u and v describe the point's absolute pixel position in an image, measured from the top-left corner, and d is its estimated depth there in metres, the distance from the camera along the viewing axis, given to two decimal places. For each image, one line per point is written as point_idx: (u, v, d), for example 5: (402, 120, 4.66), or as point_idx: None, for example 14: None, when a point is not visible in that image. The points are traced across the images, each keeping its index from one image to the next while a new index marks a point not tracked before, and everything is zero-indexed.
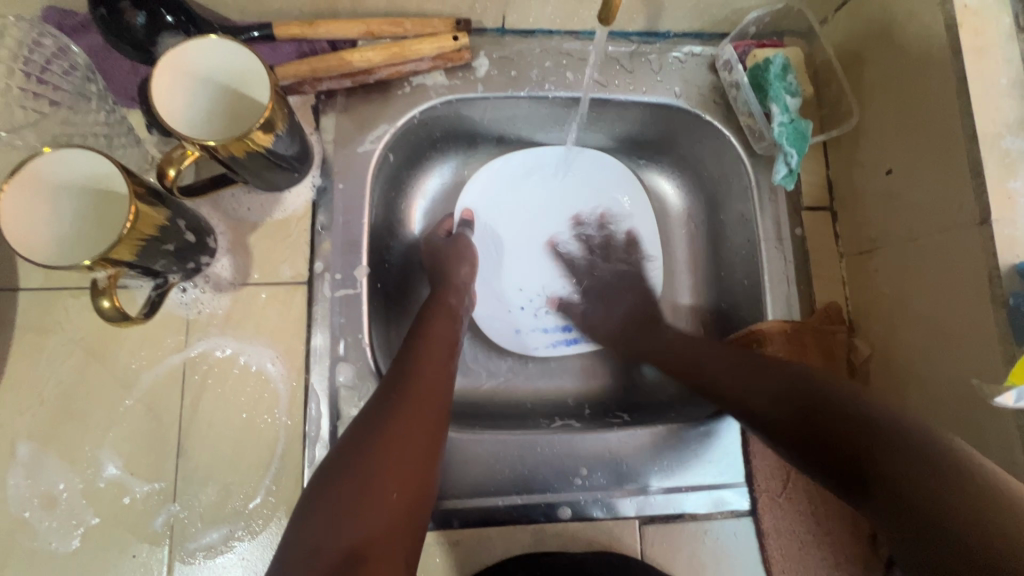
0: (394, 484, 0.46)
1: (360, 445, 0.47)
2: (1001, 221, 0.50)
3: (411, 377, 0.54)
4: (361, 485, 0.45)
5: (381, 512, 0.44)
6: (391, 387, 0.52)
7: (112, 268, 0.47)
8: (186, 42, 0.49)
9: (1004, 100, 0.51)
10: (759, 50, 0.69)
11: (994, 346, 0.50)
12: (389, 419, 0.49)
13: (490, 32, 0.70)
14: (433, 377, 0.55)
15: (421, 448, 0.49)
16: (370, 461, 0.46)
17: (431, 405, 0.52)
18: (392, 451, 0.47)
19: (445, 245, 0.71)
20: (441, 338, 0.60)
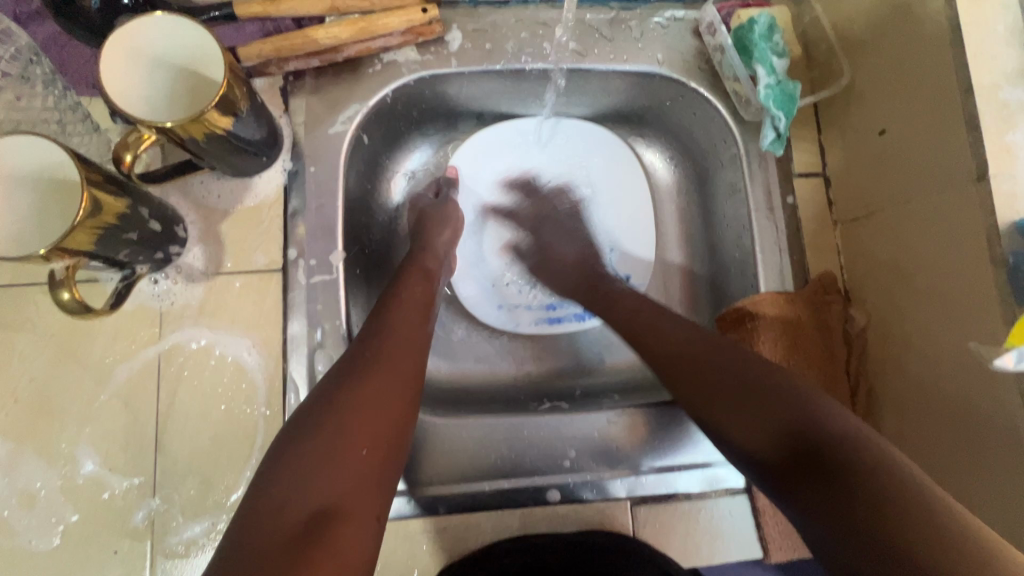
0: (361, 445, 0.44)
1: (326, 403, 0.46)
2: (999, 176, 0.48)
3: (380, 340, 0.52)
4: (329, 445, 0.43)
5: (350, 473, 0.43)
6: (361, 351, 0.51)
7: (70, 258, 0.46)
8: (132, 22, 0.48)
9: (1002, 50, 0.49)
10: (745, 11, 0.65)
11: (993, 306, 0.47)
12: (354, 380, 0.48)
13: (462, 4, 0.67)
14: (404, 337, 0.53)
15: (392, 413, 0.47)
16: (337, 418, 0.45)
17: (403, 368, 0.50)
18: (358, 410, 0.45)
19: (432, 207, 0.70)
20: (418, 302, 0.58)
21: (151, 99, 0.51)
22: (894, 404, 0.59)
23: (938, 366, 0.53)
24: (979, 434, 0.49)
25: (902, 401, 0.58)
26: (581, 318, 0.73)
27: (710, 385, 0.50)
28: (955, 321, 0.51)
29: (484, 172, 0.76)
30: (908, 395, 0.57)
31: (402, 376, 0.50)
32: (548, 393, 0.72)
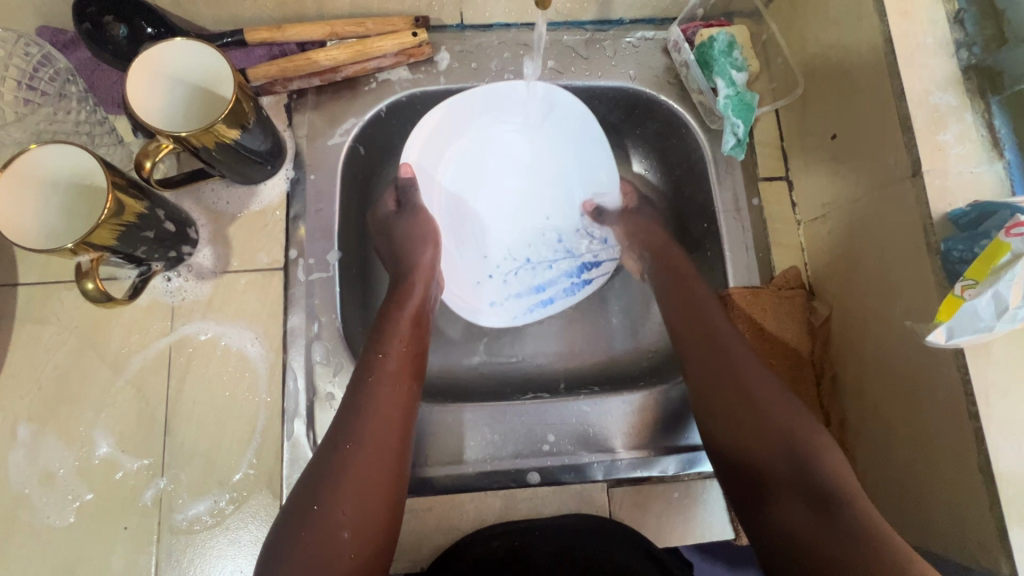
0: (349, 536, 0.48)
1: (312, 494, 0.49)
2: (932, 172, 0.52)
3: (362, 415, 0.53)
4: (319, 539, 0.47)
5: (341, 560, 0.47)
6: (343, 430, 0.53)
7: (95, 253, 0.51)
8: (156, 46, 0.54)
9: (931, 59, 0.54)
10: (707, 30, 0.71)
11: (932, 291, 0.52)
12: (338, 465, 0.51)
13: (451, 28, 0.73)
14: (384, 406, 0.55)
15: (377, 489, 0.51)
16: (324, 513, 0.48)
17: (395, 402, 0.55)
18: (341, 502, 0.49)
19: (398, 222, 0.70)
20: (398, 361, 0.58)
21: (169, 113, 0.58)
22: (854, 389, 0.62)
23: (889, 355, 0.57)
24: (926, 413, 0.53)
25: (862, 386, 0.61)
26: (570, 293, 0.77)
27: (739, 424, 0.55)
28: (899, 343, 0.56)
29: (449, 168, 0.78)
30: (866, 382, 0.61)
31: (379, 452, 0.52)
32: (533, 384, 0.74)
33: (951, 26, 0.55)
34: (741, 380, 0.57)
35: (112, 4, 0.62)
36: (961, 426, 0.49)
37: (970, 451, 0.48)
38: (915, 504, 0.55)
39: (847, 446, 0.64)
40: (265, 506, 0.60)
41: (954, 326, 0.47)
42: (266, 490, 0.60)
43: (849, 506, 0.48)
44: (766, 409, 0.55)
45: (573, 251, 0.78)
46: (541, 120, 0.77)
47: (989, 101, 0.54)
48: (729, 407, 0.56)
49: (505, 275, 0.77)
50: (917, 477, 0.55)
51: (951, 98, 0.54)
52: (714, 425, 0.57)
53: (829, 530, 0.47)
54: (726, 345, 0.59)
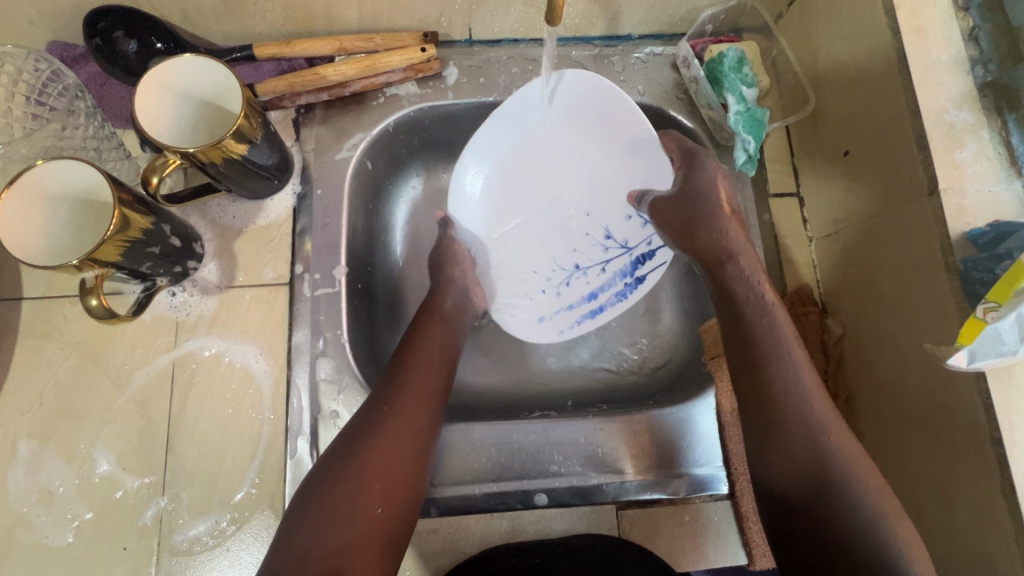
0: (376, 502, 0.49)
1: (344, 456, 0.51)
2: (949, 190, 0.51)
3: (400, 390, 0.55)
4: (346, 501, 0.48)
5: (362, 526, 0.48)
6: (381, 402, 0.54)
7: (100, 269, 0.51)
8: (166, 62, 0.54)
9: (946, 77, 0.54)
10: (716, 46, 0.71)
11: (950, 311, 0.50)
12: (372, 431, 0.52)
13: (459, 42, 0.74)
14: (421, 386, 0.56)
15: (404, 462, 0.52)
16: (352, 475, 0.49)
17: (419, 418, 0.54)
18: (370, 469, 0.50)
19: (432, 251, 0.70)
20: (432, 351, 0.60)
21: (178, 127, 0.58)
22: (870, 410, 0.61)
23: (906, 375, 0.56)
24: (947, 436, 0.51)
25: (878, 407, 0.60)
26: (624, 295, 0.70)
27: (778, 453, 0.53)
28: (918, 364, 0.54)
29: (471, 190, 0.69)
30: (882, 404, 0.59)
31: (413, 427, 0.54)
32: (539, 402, 0.72)
33: (965, 43, 0.55)
34: (799, 410, 0.53)
35: (123, 20, 0.61)
36: (983, 451, 0.48)
37: (993, 478, 0.47)
38: (935, 532, 0.54)
39: None
40: (267, 527, 0.59)
41: (976, 351, 0.45)
42: (268, 510, 0.59)
43: (892, 530, 0.47)
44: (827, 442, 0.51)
45: (627, 245, 0.70)
46: (573, 116, 0.67)
47: (1005, 119, 0.54)
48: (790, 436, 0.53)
49: (552, 279, 0.70)
50: (935, 504, 0.53)
51: (966, 115, 0.53)
52: (766, 461, 0.54)
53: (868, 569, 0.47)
54: (789, 373, 0.55)
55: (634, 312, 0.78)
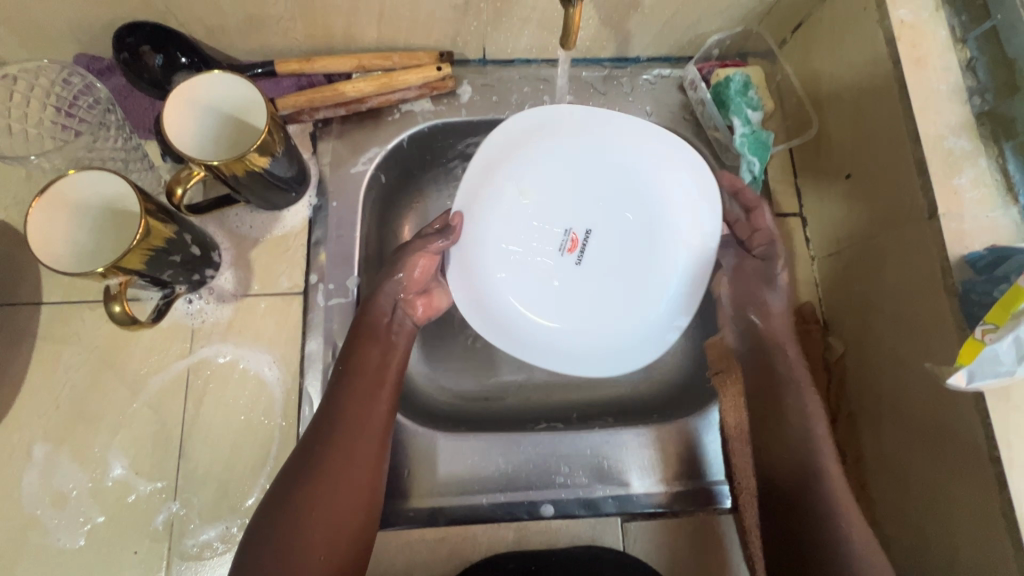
0: (317, 548, 0.49)
1: (284, 498, 0.50)
2: (948, 215, 0.53)
3: (339, 429, 0.55)
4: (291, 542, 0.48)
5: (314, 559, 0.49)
6: (323, 441, 0.54)
7: (123, 276, 0.52)
8: (196, 78, 0.56)
9: (945, 106, 0.56)
10: (723, 70, 0.73)
11: (949, 332, 0.52)
12: (309, 474, 0.52)
13: (473, 62, 0.75)
14: (361, 424, 0.55)
15: (353, 498, 0.52)
16: (291, 518, 0.49)
17: (360, 441, 0.55)
18: (313, 510, 0.50)
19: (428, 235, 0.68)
20: (378, 379, 0.59)
21: (202, 138, 0.59)
22: (871, 426, 0.62)
23: (904, 393, 0.57)
24: (945, 453, 0.53)
25: (878, 423, 0.61)
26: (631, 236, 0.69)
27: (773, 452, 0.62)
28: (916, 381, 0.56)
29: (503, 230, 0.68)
30: (884, 421, 0.60)
31: (353, 465, 0.53)
32: (546, 413, 0.74)
33: (963, 73, 0.57)
34: (790, 443, 0.61)
35: (150, 35, 0.63)
36: (982, 467, 0.49)
37: (992, 496, 0.48)
38: (937, 548, 0.55)
39: (865, 486, 0.63)
40: None
41: (975, 371, 0.47)
42: None
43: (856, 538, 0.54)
44: (815, 478, 0.58)
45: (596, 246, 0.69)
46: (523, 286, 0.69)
47: (1002, 147, 0.56)
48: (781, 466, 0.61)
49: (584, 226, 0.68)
50: (935, 520, 0.55)
51: (964, 143, 0.55)
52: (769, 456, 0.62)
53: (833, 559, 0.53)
54: (790, 411, 0.63)
55: None
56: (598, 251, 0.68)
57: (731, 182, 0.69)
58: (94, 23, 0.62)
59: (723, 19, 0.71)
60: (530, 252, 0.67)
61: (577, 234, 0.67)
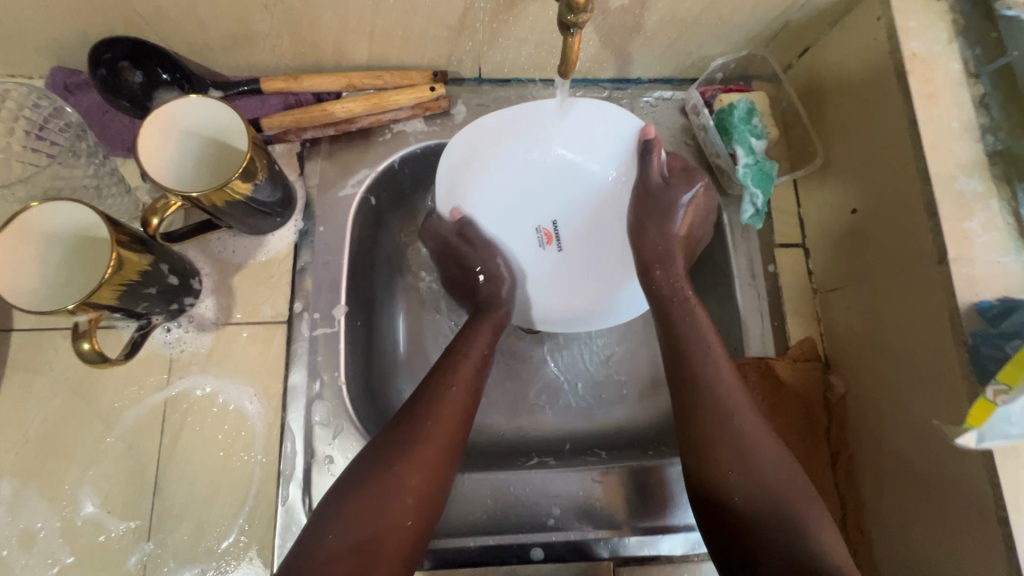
0: (408, 514, 0.50)
1: (375, 462, 0.52)
2: (958, 260, 0.51)
3: (438, 405, 0.56)
4: (374, 512, 0.49)
5: (393, 523, 0.49)
6: (421, 415, 0.55)
7: (93, 313, 0.49)
8: (170, 103, 0.53)
9: (956, 144, 0.54)
10: (726, 96, 0.70)
11: (959, 384, 0.50)
12: (405, 444, 0.53)
13: (468, 81, 0.73)
14: (458, 400, 0.57)
15: (434, 473, 0.52)
16: (393, 482, 0.50)
17: (449, 418, 0.55)
18: (410, 479, 0.51)
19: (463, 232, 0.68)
20: (476, 360, 0.61)
21: (180, 163, 0.57)
22: (872, 472, 0.60)
23: (908, 440, 0.55)
24: (950, 507, 0.51)
25: (879, 469, 0.59)
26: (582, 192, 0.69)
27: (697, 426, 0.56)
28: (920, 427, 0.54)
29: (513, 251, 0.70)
30: (885, 467, 0.58)
31: (442, 437, 0.54)
32: (538, 445, 0.72)
33: (976, 110, 0.55)
34: (724, 428, 0.55)
35: (130, 51, 0.60)
36: (990, 526, 0.47)
37: (999, 558, 0.46)
38: None
39: (865, 533, 0.61)
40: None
41: (985, 432, 0.45)
42: (257, 558, 0.58)
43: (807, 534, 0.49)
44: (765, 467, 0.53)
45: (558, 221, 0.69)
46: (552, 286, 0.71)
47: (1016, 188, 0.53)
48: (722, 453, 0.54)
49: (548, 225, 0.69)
50: None
51: (976, 184, 0.53)
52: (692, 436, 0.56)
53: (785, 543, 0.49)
54: (709, 395, 0.57)
55: (638, 358, 0.77)
56: (577, 239, 0.70)
57: (642, 134, 0.66)
58: (70, 38, 0.59)
59: (728, 43, 0.68)
60: (527, 255, 0.70)
61: (547, 227, 0.69)
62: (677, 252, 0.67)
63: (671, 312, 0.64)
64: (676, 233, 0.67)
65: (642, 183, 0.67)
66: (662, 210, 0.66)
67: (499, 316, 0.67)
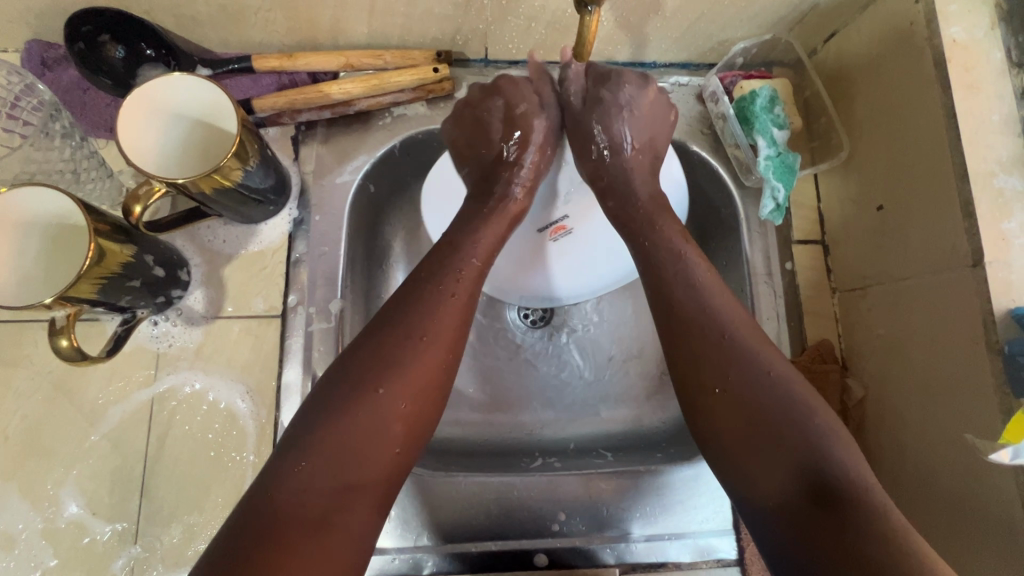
0: (396, 442, 0.45)
1: (355, 383, 0.45)
2: (995, 263, 0.48)
3: (431, 321, 0.49)
4: (355, 443, 0.43)
5: (378, 470, 0.44)
6: (411, 332, 0.48)
7: (72, 307, 0.46)
8: (152, 83, 0.50)
9: (997, 139, 0.50)
10: (747, 82, 0.66)
11: (991, 396, 0.48)
12: (393, 367, 0.46)
13: (473, 63, 0.68)
14: (454, 313, 0.50)
15: (413, 404, 0.46)
16: (378, 407, 0.44)
17: (435, 352, 0.48)
18: (399, 406, 0.45)
19: (478, 133, 0.62)
20: (477, 261, 0.54)
21: (165, 145, 0.53)
22: (891, 478, 0.58)
23: (933, 451, 0.53)
24: (977, 520, 0.49)
25: (898, 478, 0.57)
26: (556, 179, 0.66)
27: (710, 370, 0.49)
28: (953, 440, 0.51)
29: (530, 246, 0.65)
30: (905, 478, 0.56)
31: (433, 358, 0.48)
32: (542, 445, 0.69)
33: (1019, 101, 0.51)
34: (737, 368, 0.48)
35: (109, 23, 0.56)
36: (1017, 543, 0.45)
37: None
38: None
39: None
40: None
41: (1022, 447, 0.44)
42: None
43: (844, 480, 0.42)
44: (788, 397, 0.46)
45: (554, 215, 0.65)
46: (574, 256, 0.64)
47: None
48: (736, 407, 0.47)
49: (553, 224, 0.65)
50: None
51: (1017, 182, 0.49)
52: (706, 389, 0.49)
53: (821, 513, 0.41)
54: (712, 325, 0.50)
55: (647, 356, 0.73)
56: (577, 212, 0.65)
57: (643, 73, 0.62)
58: (45, 8, 0.55)
59: (751, 25, 0.64)
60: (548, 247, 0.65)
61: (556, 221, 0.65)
62: (633, 171, 0.60)
63: (638, 230, 0.57)
64: (628, 146, 0.61)
65: (569, 117, 0.62)
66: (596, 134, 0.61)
67: (519, 207, 0.59)
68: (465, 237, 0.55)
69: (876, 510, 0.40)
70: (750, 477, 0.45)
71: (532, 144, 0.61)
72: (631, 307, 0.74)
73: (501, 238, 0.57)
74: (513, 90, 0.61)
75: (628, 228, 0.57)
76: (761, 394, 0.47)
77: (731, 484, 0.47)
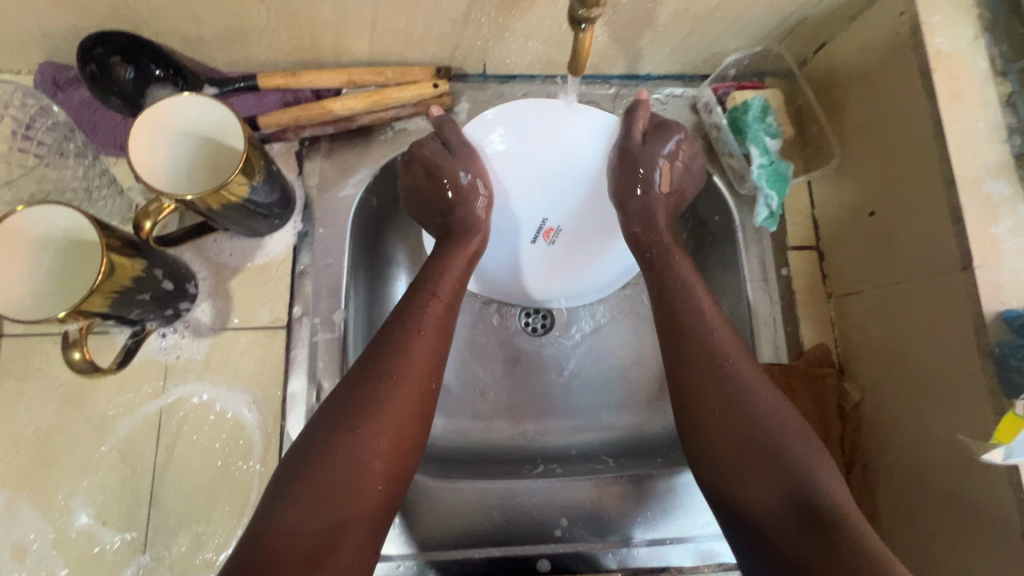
0: (378, 479, 0.46)
1: (341, 422, 0.47)
2: (984, 267, 0.49)
3: (407, 357, 0.51)
4: (340, 481, 0.44)
5: (363, 507, 0.45)
6: (386, 368, 0.50)
7: (84, 320, 0.48)
8: (162, 103, 0.52)
9: (982, 146, 0.52)
10: (740, 92, 0.68)
11: (984, 397, 0.48)
12: (373, 405, 0.48)
13: (472, 78, 0.70)
14: (426, 347, 0.52)
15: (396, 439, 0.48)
16: (357, 445, 0.46)
17: (413, 393, 0.50)
18: (379, 442, 0.46)
19: (423, 181, 0.63)
20: (447, 299, 0.56)
21: (175, 164, 0.55)
22: (889, 481, 0.58)
23: (929, 455, 0.54)
24: (976, 520, 0.49)
25: (897, 481, 0.57)
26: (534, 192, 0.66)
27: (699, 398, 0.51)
28: (946, 443, 0.52)
29: (524, 254, 0.68)
30: (904, 480, 0.56)
31: (410, 392, 0.49)
32: (543, 452, 0.70)
33: (1004, 109, 0.53)
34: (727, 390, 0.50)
35: (120, 45, 0.58)
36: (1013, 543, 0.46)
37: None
38: None
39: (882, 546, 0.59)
40: None
41: (1013, 447, 0.45)
42: None
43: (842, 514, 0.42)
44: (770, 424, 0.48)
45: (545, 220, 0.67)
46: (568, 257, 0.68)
47: None
48: (729, 435, 0.48)
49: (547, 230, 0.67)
50: None
51: (1003, 187, 0.51)
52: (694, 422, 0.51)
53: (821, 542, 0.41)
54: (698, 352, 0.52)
55: (647, 362, 0.74)
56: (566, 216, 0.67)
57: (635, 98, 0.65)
58: (58, 32, 0.57)
59: (742, 38, 0.66)
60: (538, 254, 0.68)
61: (550, 225, 0.67)
62: (659, 211, 0.63)
63: (656, 258, 0.60)
64: (657, 190, 0.64)
65: (624, 152, 0.64)
66: (641, 169, 0.63)
67: (476, 245, 0.61)
68: (438, 278, 0.57)
69: (871, 543, 0.40)
70: (749, 504, 0.46)
71: (469, 187, 0.63)
72: (630, 314, 0.75)
73: (462, 274, 0.59)
74: (448, 134, 0.63)
75: (648, 257, 0.61)
76: (748, 418, 0.48)
77: (729, 513, 0.48)
